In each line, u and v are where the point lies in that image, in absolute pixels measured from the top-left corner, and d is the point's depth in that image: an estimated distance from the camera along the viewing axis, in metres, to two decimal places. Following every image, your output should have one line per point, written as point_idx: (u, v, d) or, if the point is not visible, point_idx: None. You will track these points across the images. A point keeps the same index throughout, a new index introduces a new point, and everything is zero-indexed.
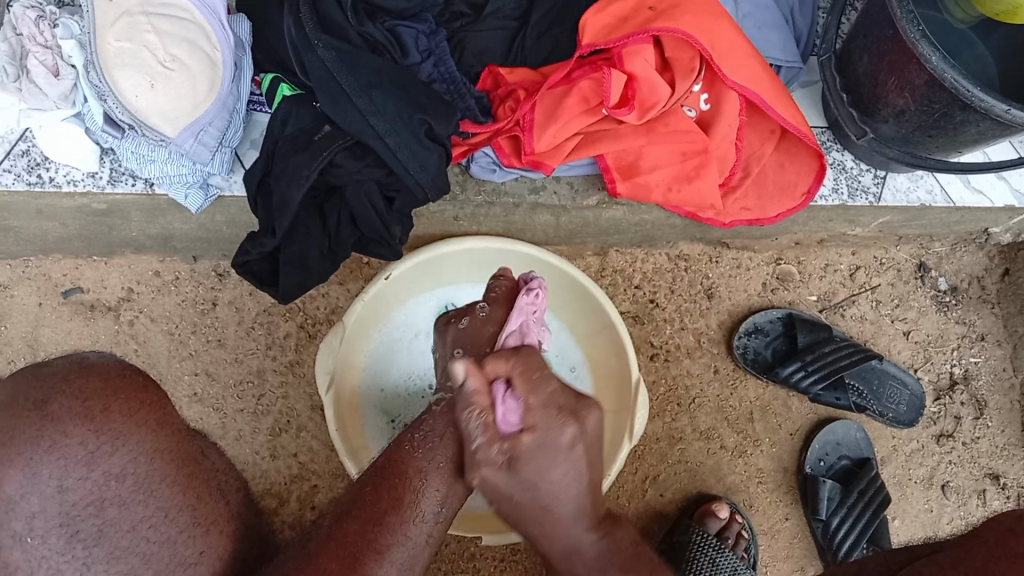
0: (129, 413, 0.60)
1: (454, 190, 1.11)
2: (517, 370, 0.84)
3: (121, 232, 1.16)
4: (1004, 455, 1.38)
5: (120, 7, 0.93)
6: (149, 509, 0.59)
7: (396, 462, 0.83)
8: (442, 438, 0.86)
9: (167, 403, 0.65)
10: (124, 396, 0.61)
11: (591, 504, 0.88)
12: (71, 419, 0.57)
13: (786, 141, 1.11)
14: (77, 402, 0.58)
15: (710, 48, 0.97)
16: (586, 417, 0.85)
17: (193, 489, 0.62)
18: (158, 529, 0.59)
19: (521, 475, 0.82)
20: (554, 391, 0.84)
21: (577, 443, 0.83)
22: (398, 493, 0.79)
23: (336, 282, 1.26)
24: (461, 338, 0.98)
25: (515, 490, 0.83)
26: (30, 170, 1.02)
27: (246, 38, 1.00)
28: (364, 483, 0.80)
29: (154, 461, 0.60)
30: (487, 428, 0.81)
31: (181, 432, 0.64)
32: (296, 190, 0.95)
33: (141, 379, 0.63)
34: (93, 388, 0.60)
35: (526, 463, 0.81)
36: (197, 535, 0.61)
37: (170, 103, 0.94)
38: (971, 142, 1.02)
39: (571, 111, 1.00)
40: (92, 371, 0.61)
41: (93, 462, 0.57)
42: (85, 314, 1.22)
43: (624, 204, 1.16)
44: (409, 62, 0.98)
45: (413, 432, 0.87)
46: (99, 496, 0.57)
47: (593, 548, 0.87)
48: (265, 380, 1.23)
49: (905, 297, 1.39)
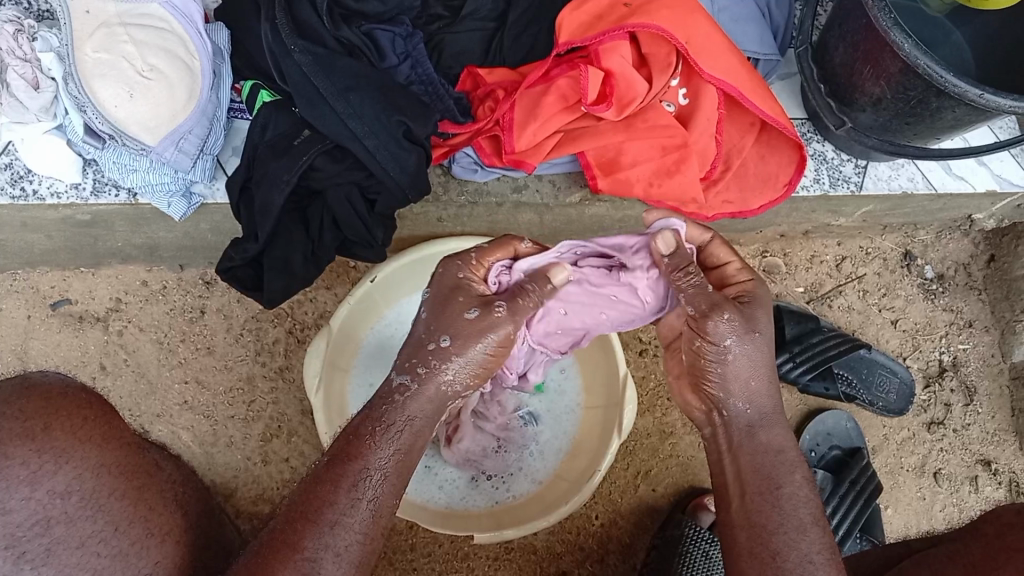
0: (73, 431, 0.63)
1: (437, 191, 1.12)
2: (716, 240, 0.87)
3: (106, 242, 1.16)
4: (995, 440, 1.39)
5: (97, 19, 0.95)
6: (97, 523, 0.62)
7: (350, 454, 0.75)
8: (397, 424, 0.78)
9: (112, 418, 0.68)
10: (67, 413, 0.64)
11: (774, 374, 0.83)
12: (12, 441, 0.59)
13: (767, 134, 1.11)
14: (18, 423, 0.60)
15: (685, 43, 0.97)
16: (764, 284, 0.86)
17: (144, 500, 0.67)
18: (108, 543, 0.62)
19: (758, 329, 0.81)
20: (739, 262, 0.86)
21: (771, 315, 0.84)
22: (359, 491, 0.74)
23: (324, 286, 1.26)
24: (455, 326, 0.79)
25: (747, 364, 0.80)
26: (14, 183, 1.02)
27: (224, 46, 1.01)
28: (320, 477, 0.74)
29: (101, 476, 0.64)
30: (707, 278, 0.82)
31: (130, 445, 0.68)
32: (277, 195, 0.96)
33: (85, 396, 0.67)
34: (36, 408, 0.62)
35: (753, 312, 0.81)
36: (151, 545, 0.65)
37: (150, 112, 0.95)
38: (949, 128, 1.02)
39: (549, 109, 1.01)
40: (33, 392, 0.63)
41: (35, 481, 0.60)
42: (74, 326, 1.22)
43: (607, 201, 1.17)
44: (386, 64, 0.99)
45: (371, 421, 0.78)
46: (44, 515, 0.60)
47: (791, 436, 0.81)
48: (255, 386, 1.24)
49: (892, 286, 1.40)
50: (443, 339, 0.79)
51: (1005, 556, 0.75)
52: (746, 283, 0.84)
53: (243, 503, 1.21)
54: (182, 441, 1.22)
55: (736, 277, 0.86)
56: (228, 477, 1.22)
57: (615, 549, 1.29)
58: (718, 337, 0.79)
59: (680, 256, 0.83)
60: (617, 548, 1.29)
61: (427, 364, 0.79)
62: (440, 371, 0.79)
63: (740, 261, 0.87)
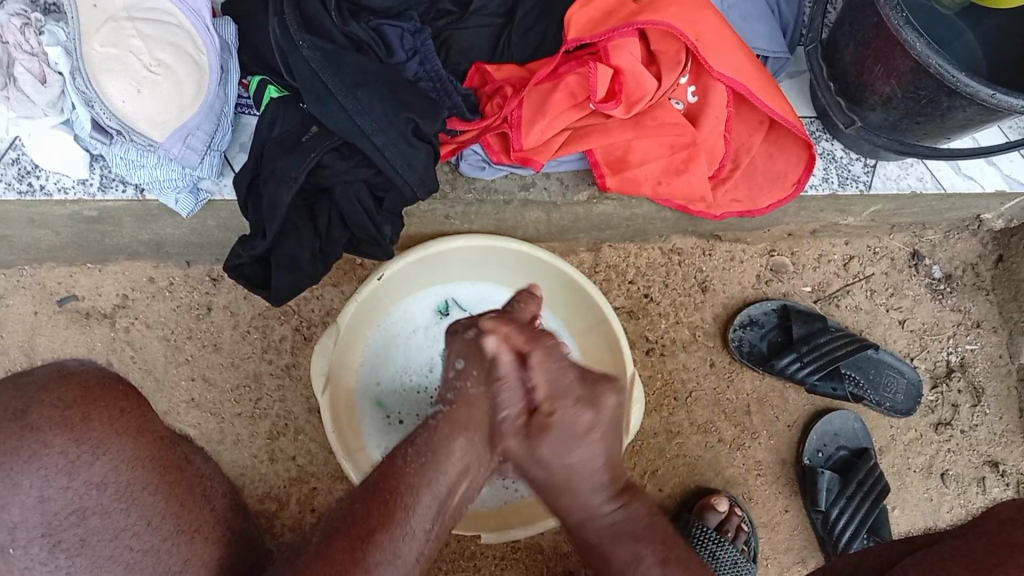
0: (110, 422, 0.63)
1: (444, 188, 1.11)
2: (538, 356, 0.81)
3: (114, 238, 1.16)
4: (1002, 441, 1.38)
5: (105, 12, 0.94)
6: (131, 517, 0.62)
7: (394, 475, 0.78)
8: (438, 454, 0.80)
9: (147, 411, 0.68)
10: (106, 405, 0.64)
11: (612, 476, 0.86)
12: (51, 429, 0.60)
13: (776, 132, 1.10)
14: (57, 412, 0.61)
15: (695, 40, 0.97)
16: (605, 398, 0.83)
17: (176, 496, 0.65)
18: (141, 538, 0.61)
19: (558, 458, 0.82)
20: (568, 379, 0.82)
21: (595, 426, 0.82)
22: (390, 512, 0.74)
23: (330, 284, 1.26)
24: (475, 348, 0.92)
25: (539, 467, 0.83)
26: (21, 179, 1.03)
27: (232, 41, 1.01)
28: (358, 497, 0.76)
29: (136, 468, 0.63)
30: (517, 400, 0.81)
31: (163, 440, 0.67)
32: (285, 193, 0.96)
33: (121, 387, 0.67)
34: (75, 398, 0.63)
35: (549, 442, 0.81)
36: (182, 543, 0.63)
37: (157, 107, 0.95)
38: (959, 128, 1.02)
39: (558, 107, 1.01)
40: (72, 380, 0.64)
41: (73, 471, 0.60)
42: (80, 322, 1.22)
43: (615, 198, 1.16)
44: (394, 60, 0.99)
45: (407, 446, 0.82)
46: (81, 505, 0.60)
47: (617, 514, 0.86)
48: (261, 384, 1.24)
49: (900, 285, 1.39)
50: None
51: (1000, 556, 0.74)
52: (550, 412, 0.81)
53: (249, 500, 1.21)
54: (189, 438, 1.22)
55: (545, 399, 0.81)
56: (234, 474, 1.22)
57: None
58: (509, 453, 0.83)
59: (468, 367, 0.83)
60: None
61: (455, 387, 0.84)
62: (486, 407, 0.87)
63: (547, 386, 0.81)
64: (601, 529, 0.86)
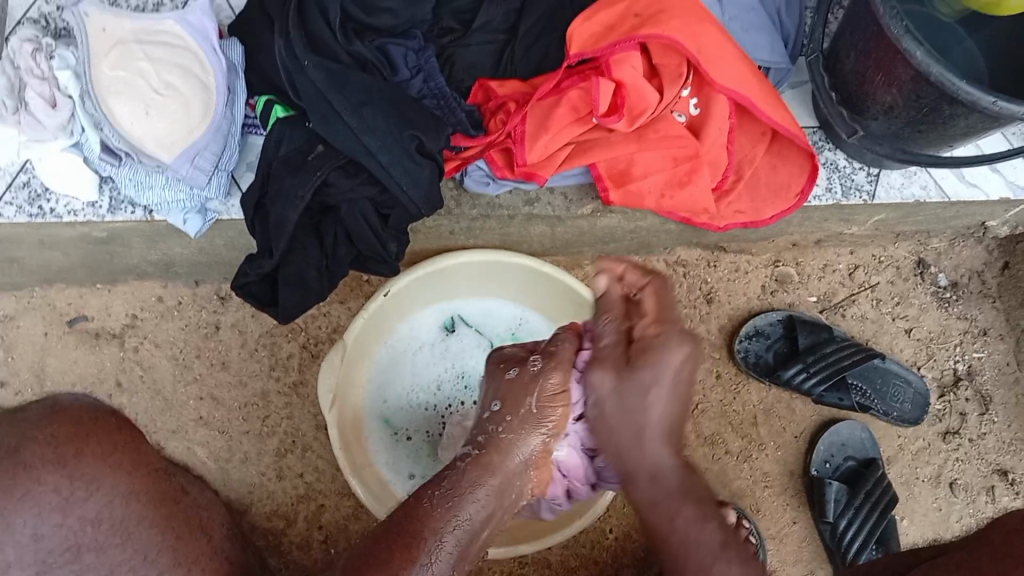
0: (102, 457, 0.61)
1: (449, 204, 1.12)
2: (652, 291, 0.87)
3: (123, 259, 1.17)
4: (1012, 450, 1.37)
5: (114, 36, 0.97)
6: (126, 552, 0.60)
7: (414, 518, 0.80)
8: (461, 496, 0.84)
9: (139, 442, 0.67)
10: (98, 439, 0.62)
11: (679, 432, 0.85)
12: (45, 466, 0.57)
13: (777, 144, 1.11)
14: (49, 449, 0.58)
15: (696, 53, 0.98)
16: (698, 343, 0.85)
17: (172, 530, 0.64)
18: (139, 572, 0.60)
19: (644, 392, 0.83)
20: (673, 315, 0.86)
21: (687, 365, 0.83)
22: (412, 553, 0.75)
23: (337, 301, 1.27)
24: (503, 390, 0.95)
25: (617, 408, 0.84)
26: (32, 202, 1.04)
27: (238, 62, 1.02)
28: (381, 536, 0.77)
29: (128, 504, 0.62)
30: (619, 332, 0.87)
31: (158, 472, 0.67)
32: (291, 212, 0.97)
33: (112, 419, 0.65)
34: (69, 433, 0.60)
35: (636, 370, 0.83)
36: (180, 575, 0.63)
37: (166, 128, 0.97)
38: (960, 135, 1.02)
39: (561, 121, 1.02)
40: (62, 418, 0.62)
41: (66, 508, 0.58)
42: (90, 342, 1.23)
43: (618, 212, 1.17)
44: (398, 79, 1.00)
45: (432, 488, 0.85)
46: (76, 542, 0.58)
47: (676, 478, 0.82)
48: (270, 402, 1.24)
49: (906, 294, 1.39)
50: (495, 404, 0.94)
51: (1006, 563, 0.73)
52: (648, 338, 0.84)
53: (257, 518, 1.22)
54: (198, 457, 1.23)
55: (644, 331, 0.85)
56: (243, 493, 1.22)
57: (630, 562, 1.28)
58: (597, 390, 0.86)
59: (607, 300, 0.89)
60: (632, 561, 1.28)
61: (485, 431, 0.92)
62: (511, 443, 0.91)
63: (649, 318, 0.86)
64: (665, 488, 0.82)
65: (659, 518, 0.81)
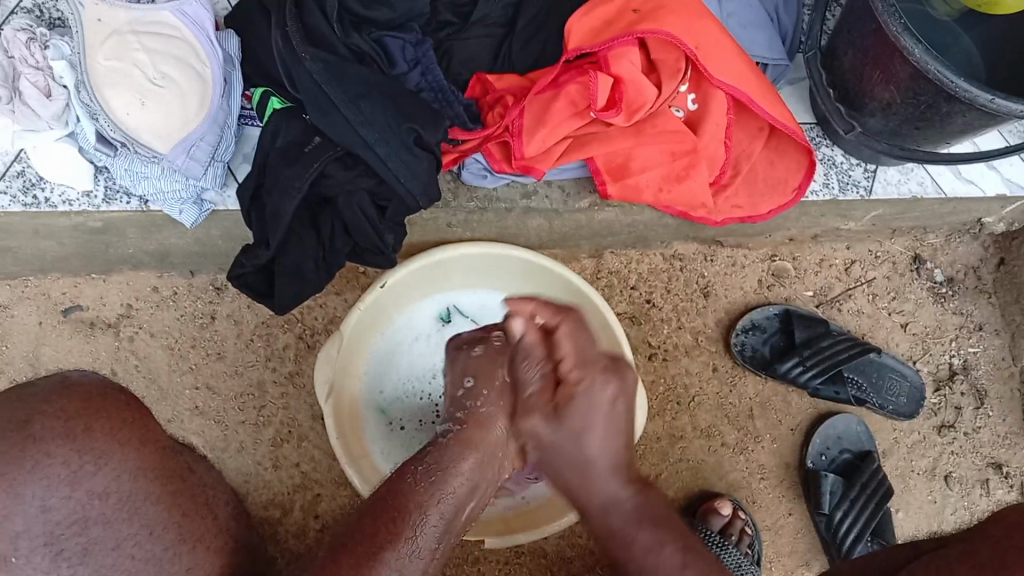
0: (112, 432, 0.64)
1: (447, 197, 1.12)
2: (564, 330, 0.91)
3: (117, 248, 1.17)
4: (1006, 444, 1.38)
5: (110, 27, 0.95)
6: (133, 526, 0.63)
7: (400, 493, 0.82)
8: (447, 470, 0.86)
9: (149, 420, 0.68)
10: (106, 414, 0.64)
11: (626, 461, 0.93)
12: (54, 439, 0.61)
13: (775, 138, 1.11)
14: (59, 423, 0.62)
15: (694, 49, 0.98)
16: (624, 374, 0.91)
17: (177, 506, 0.67)
18: (143, 547, 0.63)
19: (580, 430, 0.89)
20: (593, 351, 0.91)
21: (617, 398, 0.90)
22: (398, 526, 0.78)
23: (334, 292, 1.26)
24: (474, 367, 0.97)
25: (561, 444, 0.90)
26: (26, 191, 1.04)
27: (234, 54, 1.01)
28: (365, 512, 0.80)
29: (138, 479, 0.64)
30: (543, 377, 0.91)
31: (166, 449, 0.68)
32: (288, 202, 0.96)
33: (122, 397, 0.67)
34: (78, 406, 0.63)
35: (571, 407, 0.89)
36: (183, 552, 0.66)
37: (161, 119, 0.95)
38: (958, 133, 1.02)
39: (559, 114, 1.01)
40: (73, 392, 0.64)
41: (76, 481, 0.61)
42: (85, 331, 1.23)
43: (616, 205, 1.17)
44: (396, 72, 0.99)
45: (415, 463, 0.87)
46: (83, 515, 0.61)
47: (632, 504, 0.90)
48: (265, 392, 1.24)
49: (902, 289, 1.39)
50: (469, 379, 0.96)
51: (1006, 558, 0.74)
52: (576, 382, 0.89)
53: (254, 507, 1.22)
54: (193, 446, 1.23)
55: (568, 372, 0.90)
56: (239, 482, 1.22)
57: None
58: (533, 432, 0.92)
59: (523, 343, 0.91)
60: None
61: (464, 408, 0.94)
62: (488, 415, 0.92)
63: (571, 358, 0.90)
64: (620, 518, 0.90)
65: (620, 545, 0.90)
